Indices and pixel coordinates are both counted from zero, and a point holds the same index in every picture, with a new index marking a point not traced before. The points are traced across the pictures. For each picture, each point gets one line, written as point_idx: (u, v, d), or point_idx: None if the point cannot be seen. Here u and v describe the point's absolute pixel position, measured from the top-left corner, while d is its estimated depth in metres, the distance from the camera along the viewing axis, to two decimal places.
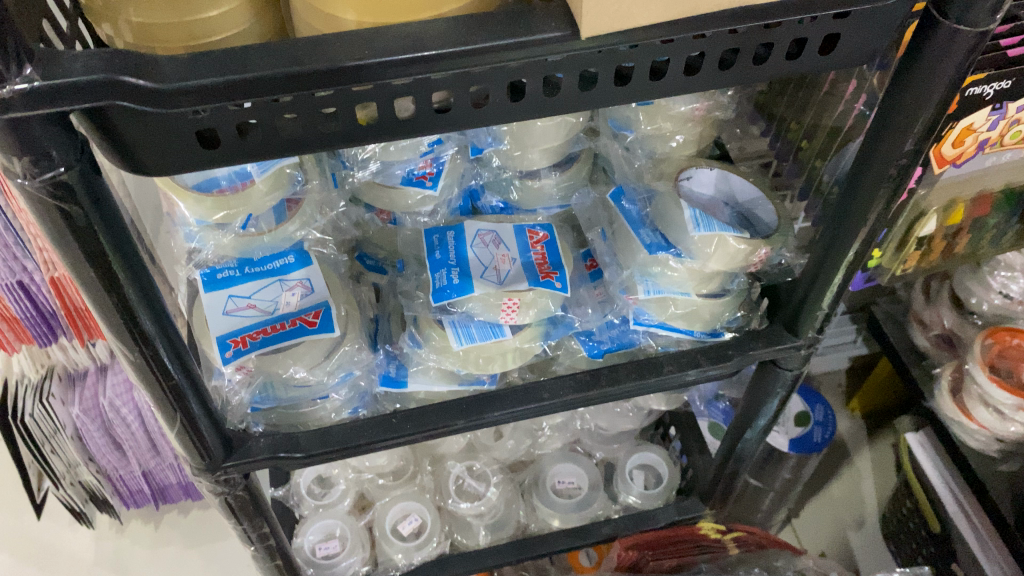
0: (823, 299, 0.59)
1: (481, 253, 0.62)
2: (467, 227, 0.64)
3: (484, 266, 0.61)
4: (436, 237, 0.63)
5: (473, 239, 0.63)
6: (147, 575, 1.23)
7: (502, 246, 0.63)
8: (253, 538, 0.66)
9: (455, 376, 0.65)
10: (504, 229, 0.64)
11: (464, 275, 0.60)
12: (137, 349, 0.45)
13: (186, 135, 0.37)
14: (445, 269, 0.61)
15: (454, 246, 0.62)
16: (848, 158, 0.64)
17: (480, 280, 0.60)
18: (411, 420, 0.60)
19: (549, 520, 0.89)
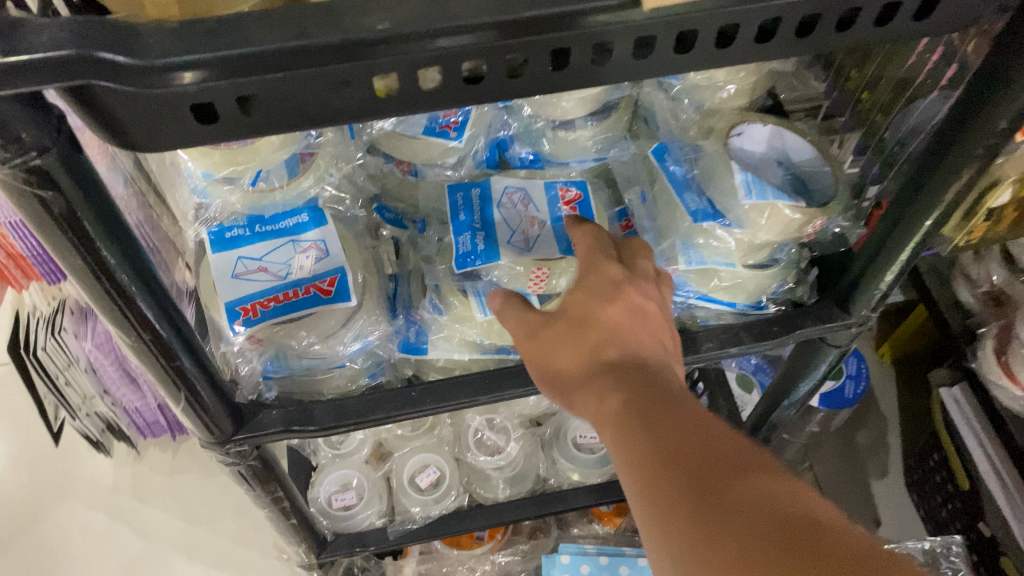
0: (886, 275, 0.53)
1: (509, 214, 0.58)
2: (493, 183, 0.59)
3: (511, 229, 0.57)
4: (459, 196, 0.59)
5: (501, 198, 0.58)
6: (166, 501, 1.24)
7: (531, 208, 0.58)
8: (267, 501, 0.64)
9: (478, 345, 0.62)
10: (533, 186, 0.59)
11: (489, 241, 0.57)
12: (136, 334, 0.41)
13: (180, 113, 0.32)
14: (468, 232, 0.57)
15: (479, 206, 0.58)
16: (917, 115, 0.60)
17: (505, 247, 0.56)
18: (433, 394, 0.56)
19: (568, 474, 0.86)
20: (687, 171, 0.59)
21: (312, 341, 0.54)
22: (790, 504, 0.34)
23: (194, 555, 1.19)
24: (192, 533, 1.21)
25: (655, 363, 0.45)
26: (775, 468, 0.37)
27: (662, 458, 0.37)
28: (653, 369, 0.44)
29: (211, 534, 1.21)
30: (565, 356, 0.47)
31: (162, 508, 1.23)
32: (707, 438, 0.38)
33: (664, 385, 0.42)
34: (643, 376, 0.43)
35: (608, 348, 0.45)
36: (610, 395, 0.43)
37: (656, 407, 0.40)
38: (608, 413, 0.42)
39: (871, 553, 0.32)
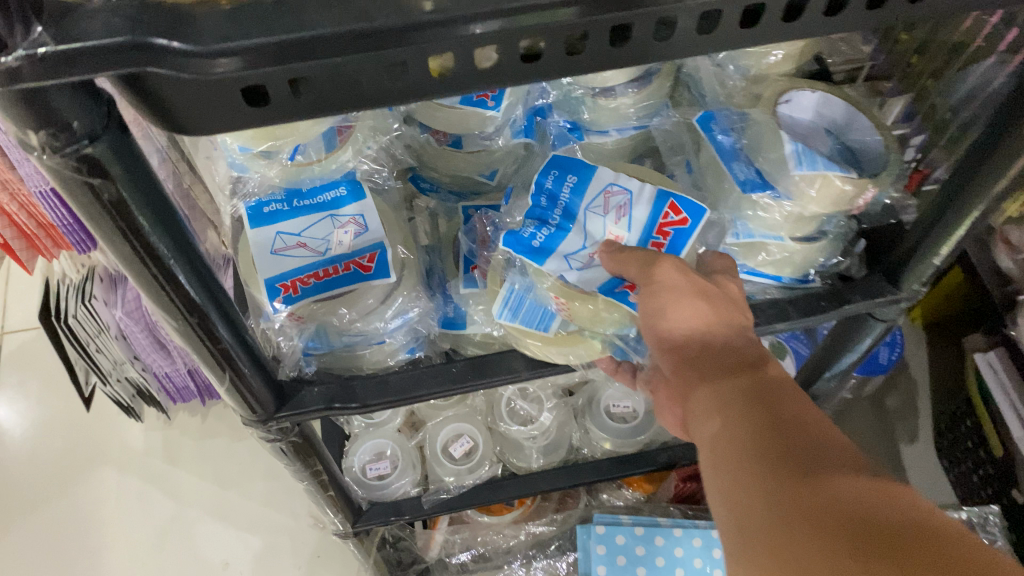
0: (938, 253, 0.53)
1: (593, 221, 0.53)
2: (596, 176, 0.54)
3: (581, 242, 0.53)
4: (548, 178, 0.54)
5: (597, 198, 0.53)
6: (197, 464, 1.25)
7: (620, 224, 0.52)
8: (305, 474, 0.64)
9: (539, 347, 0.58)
10: (641, 189, 0.53)
11: (547, 241, 0.53)
12: (182, 318, 0.41)
13: (231, 95, 0.31)
14: (537, 221, 0.53)
15: (566, 198, 0.53)
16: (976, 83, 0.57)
17: (553, 260, 0.52)
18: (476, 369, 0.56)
19: (602, 443, 0.87)
20: (735, 141, 0.57)
21: (353, 318, 0.54)
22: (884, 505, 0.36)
23: (225, 519, 1.20)
24: (223, 496, 1.22)
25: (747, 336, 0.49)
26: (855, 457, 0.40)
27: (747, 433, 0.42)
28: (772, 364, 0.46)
29: (242, 498, 1.22)
30: (667, 294, 0.47)
31: (194, 472, 1.24)
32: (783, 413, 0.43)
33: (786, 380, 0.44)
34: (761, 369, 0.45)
35: (730, 322, 0.48)
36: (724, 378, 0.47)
37: (774, 401, 0.43)
38: (718, 397, 0.45)
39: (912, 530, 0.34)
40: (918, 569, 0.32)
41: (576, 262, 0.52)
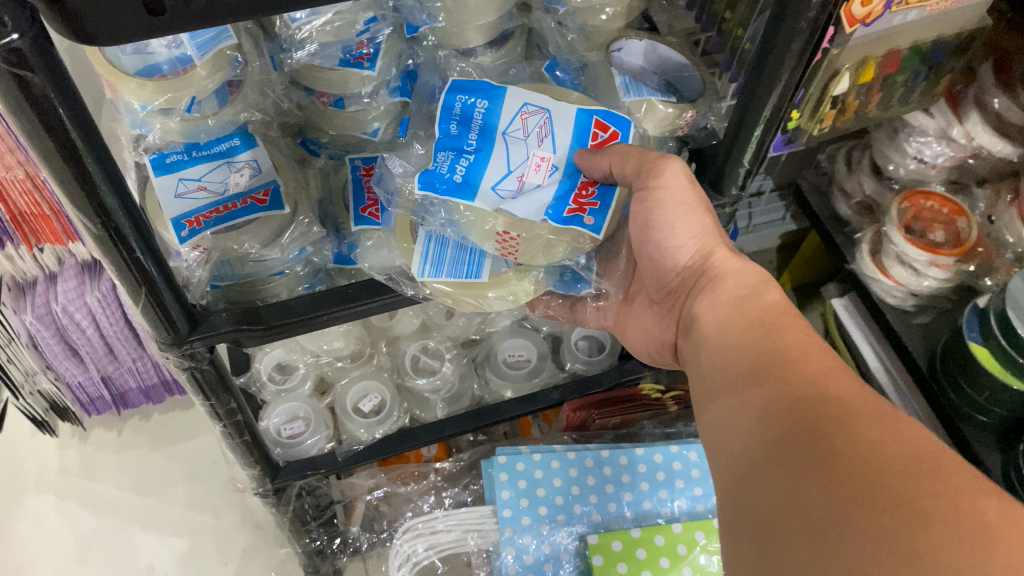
0: (745, 154, 0.64)
1: (514, 145, 0.59)
2: (508, 97, 0.60)
3: (507, 166, 0.59)
4: (457, 102, 0.60)
5: (514, 122, 0.60)
6: (116, 475, 1.27)
7: (543, 145, 0.60)
8: (221, 414, 0.69)
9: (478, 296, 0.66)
10: (558, 109, 0.61)
11: (469, 174, 0.58)
12: (99, 222, 0.47)
13: (132, 4, 0.38)
14: (454, 150, 0.59)
15: (481, 121, 0.60)
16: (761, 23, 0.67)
17: (482, 194, 0.58)
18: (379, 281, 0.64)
19: (501, 390, 0.94)
20: (574, 78, 0.69)
21: (252, 245, 0.62)
22: (850, 388, 0.51)
23: (149, 524, 1.22)
24: (144, 503, 1.24)
25: (770, 301, 0.61)
26: (842, 381, 0.51)
27: (768, 359, 0.55)
28: (770, 290, 0.62)
29: (164, 504, 1.24)
30: (666, 189, 0.61)
31: (112, 483, 1.26)
32: (797, 354, 0.54)
33: (784, 307, 0.60)
34: (775, 327, 0.58)
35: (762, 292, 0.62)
36: (749, 323, 0.59)
37: (775, 323, 0.58)
38: (734, 326, 0.60)
39: (869, 432, 0.46)
40: (863, 459, 0.45)
41: (508, 187, 0.58)
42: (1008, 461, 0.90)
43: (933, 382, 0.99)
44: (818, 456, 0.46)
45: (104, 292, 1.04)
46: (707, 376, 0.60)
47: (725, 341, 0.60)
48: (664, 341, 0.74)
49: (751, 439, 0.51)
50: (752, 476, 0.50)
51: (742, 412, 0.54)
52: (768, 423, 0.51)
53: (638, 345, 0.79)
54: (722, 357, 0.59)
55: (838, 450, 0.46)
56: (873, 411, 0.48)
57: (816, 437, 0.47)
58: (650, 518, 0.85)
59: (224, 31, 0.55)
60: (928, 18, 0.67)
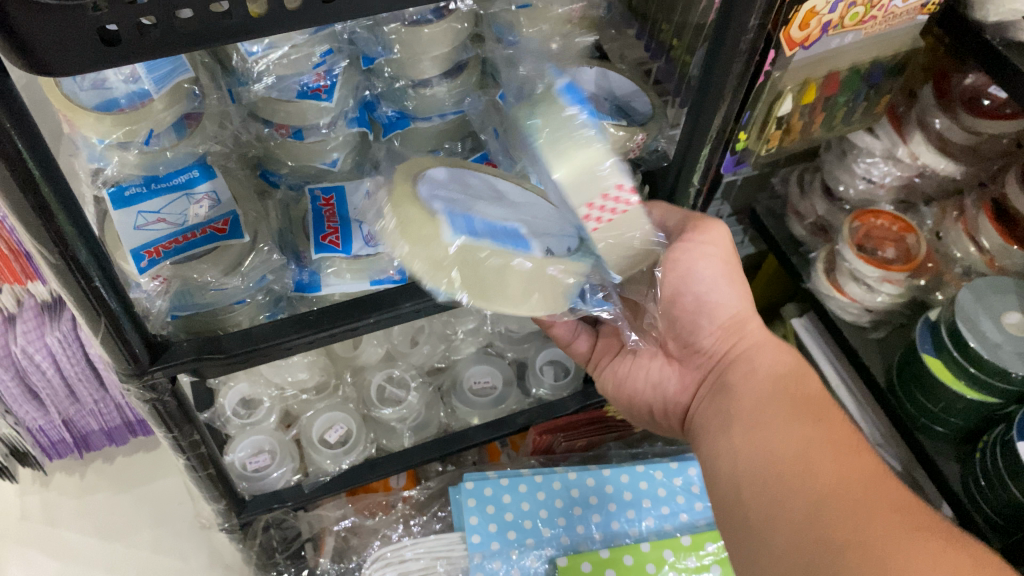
0: (694, 174, 0.69)
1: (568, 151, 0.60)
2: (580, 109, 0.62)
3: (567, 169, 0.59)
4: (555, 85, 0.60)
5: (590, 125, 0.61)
6: (79, 520, 1.24)
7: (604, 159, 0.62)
8: (184, 446, 0.69)
9: (512, 282, 0.58)
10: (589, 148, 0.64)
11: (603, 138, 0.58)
12: (57, 251, 0.47)
13: (88, 32, 0.38)
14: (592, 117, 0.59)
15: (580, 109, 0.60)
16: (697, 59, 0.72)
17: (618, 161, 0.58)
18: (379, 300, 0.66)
19: (468, 418, 0.95)
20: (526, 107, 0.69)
21: (212, 275, 0.63)
22: (901, 492, 0.53)
23: (113, 570, 1.19)
24: (109, 549, 1.21)
25: (815, 391, 0.63)
26: (894, 484, 0.54)
27: (817, 445, 0.58)
28: (808, 378, 0.65)
29: (129, 548, 1.21)
30: (712, 242, 0.69)
31: (76, 529, 1.23)
32: (847, 447, 0.57)
33: (824, 397, 0.63)
34: (821, 415, 0.60)
35: (805, 379, 0.65)
36: (795, 407, 0.62)
37: (820, 414, 0.61)
38: (774, 408, 0.62)
39: (925, 541, 0.49)
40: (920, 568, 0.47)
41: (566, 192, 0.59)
42: (967, 470, 0.92)
43: (891, 396, 1.01)
44: (873, 556, 0.48)
45: (64, 332, 1.03)
46: (744, 451, 0.61)
47: (764, 416, 0.62)
48: (675, 403, 0.75)
49: (799, 525, 0.53)
50: (802, 567, 0.51)
51: (789, 497, 0.55)
52: (818, 512, 0.53)
53: (639, 401, 0.79)
54: (760, 432, 0.61)
55: (908, 561, 0.48)
56: (927, 521, 0.51)
57: (869, 536, 0.50)
58: (619, 538, 0.86)
59: (181, 64, 0.57)
60: (865, 41, 0.71)
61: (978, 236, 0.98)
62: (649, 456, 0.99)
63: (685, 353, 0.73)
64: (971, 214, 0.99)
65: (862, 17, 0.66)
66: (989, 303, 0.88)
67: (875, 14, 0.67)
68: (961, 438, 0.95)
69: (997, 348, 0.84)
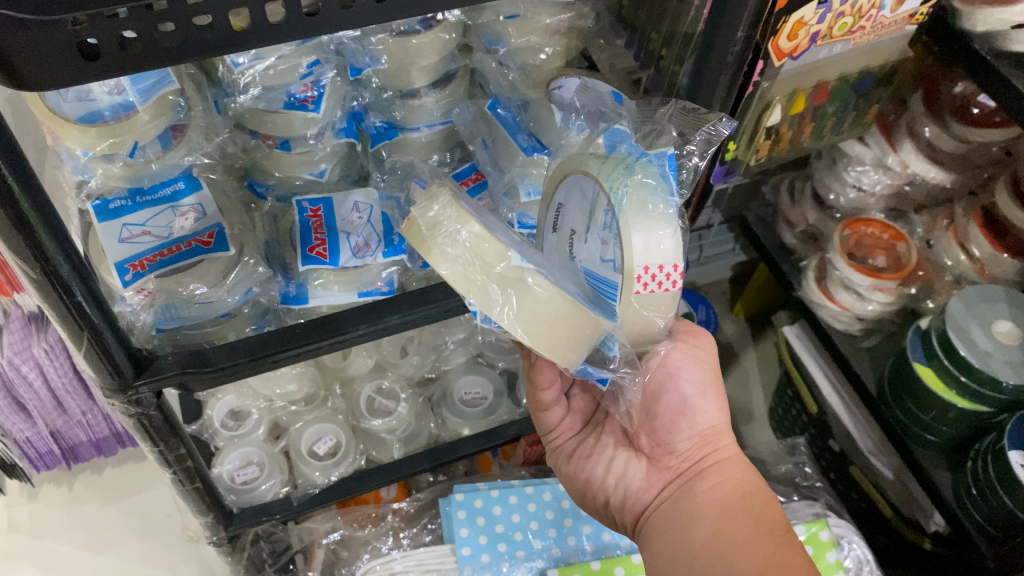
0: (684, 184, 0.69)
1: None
2: None
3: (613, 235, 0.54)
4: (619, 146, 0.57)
5: None
6: (66, 532, 1.23)
7: None
8: (170, 460, 0.68)
9: (549, 320, 0.52)
10: None
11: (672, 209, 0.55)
12: (37, 266, 0.47)
13: (68, 45, 0.38)
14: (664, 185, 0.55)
15: None
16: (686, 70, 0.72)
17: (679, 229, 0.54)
18: (357, 317, 0.65)
19: (459, 428, 0.95)
20: (516, 115, 0.72)
21: (198, 287, 0.64)
22: None
23: None
24: (97, 561, 1.20)
25: (780, 517, 0.62)
26: None
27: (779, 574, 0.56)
28: (773, 501, 0.64)
29: (117, 560, 1.20)
30: (701, 347, 0.70)
31: (63, 542, 1.22)
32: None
33: (786, 524, 0.62)
34: (785, 543, 0.59)
35: (772, 502, 0.64)
36: (759, 529, 0.61)
37: (782, 541, 0.60)
38: (737, 524, 0.61)
39: None
40: None
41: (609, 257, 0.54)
42: (958, 479, 0.92)
43: (882, 405, 1.00)
44: None
45: (51, 343, 1.02)
46: (701, 562, 0.60)
47: (726, 533, 0.61)
48: (635, 500, 0.71)
49: None
50: None
51: None
52: None
53: (596, 486, 0.75)
54: (720, 549, 0.60)
55: None
56: None
57: None
58: (610, 550, 0.85)
59: (166, 76, 0.56)
60: (853, 51, 0.71)
61: (968, 244, 0.98)
62: None
63: (654, 453, 0.71)
64: (961, 222, 0.99)
65: (851, 28, 0.66)
66: (979, 312, 0.88)
67: (864, 25, 0.67)
68: (953, 446, 0.95)
69: (987, 357, 0.84)
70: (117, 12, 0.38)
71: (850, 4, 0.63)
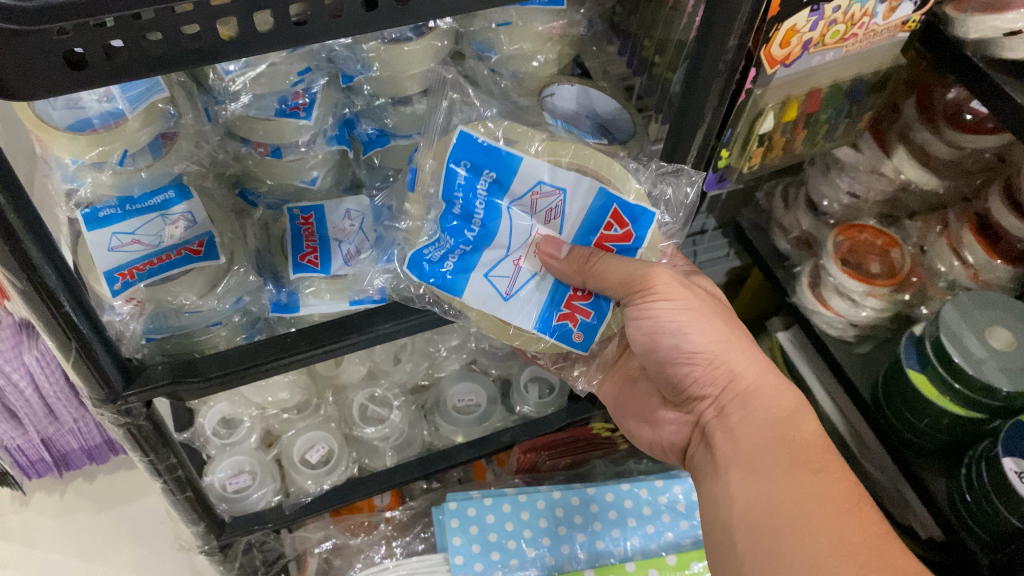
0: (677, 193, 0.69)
1: (517, 219, 0.64)
2: (524, 170, 0.62)
3: (503, 254, 0.65)
4: (466, 162, 0.63)
5: (524, 199, 0.64)
6: (56, 541, 1.22)
7: (552, 224, 0.65)
8: (161, 470, 0.68)
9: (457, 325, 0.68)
10: (573, 187, 0.63)
11: (457, 267, 0.64)
12: (24, 277, 0.46)
13: (53, 56, 0.37)
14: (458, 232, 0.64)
15: (485, 192, 0.63)
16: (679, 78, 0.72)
17: (473, 285, 0.64)
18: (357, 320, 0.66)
19: (452, 436, 0.95)
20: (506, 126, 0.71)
21: (187, 296, 0.63)
22: (908, 559, 0.54)
23: None
24: (88, 569, 1.19)
25: (812, 436, 0.62)
26: (903, 551, 0.55)
27: (821, 505, 0.57)
28: (806, 421, 0.63)
29: (108, 569, 1.20)
30: (668, 292, 0.63)
31: (55, 550, 1.21)
32: (850, 508, 0.57)
33: (822, 447, 0.61)
34: (820, 468, 0.59)
35: (802, 421, 0.63)
36: (793, 458, 0.60)
37: (819, 468, 0.59)
38: (773, 461, 0.60)
39: None
40: None
41: (493, 286, 0.65)
42: (952, 486, 0.92)
43: (876, 410, 1.00)
44: None
45: (43, 350, 1.02)
46: (741, 504, 0.60)
47: (760, 469, 0.61)
48: (677, 440, 0.73)
49: None
50: None
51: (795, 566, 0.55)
52: None
53: (638, 436, 0.79)
54: (757, 487, 0.60)
55: None
56: None
57: None
58: (604, 558, 0.85)
59: (156, 83, 0.55)
60: (846, 58, 0.71)
61: (961, 250, 0.98)
62: (634, 473, 0.98)
63: (679, 399, 0.70)
64: (954, 228, 0.99)
65: (843, 35, 0.66)
66: (973, 318, 0.88)
67: (856, 32, 0.67)
68: (947, 454, 0.95)
69: (981, 363, 0.84)
70: (103, 23, 0.37)
71: (843, 12, 0.63)
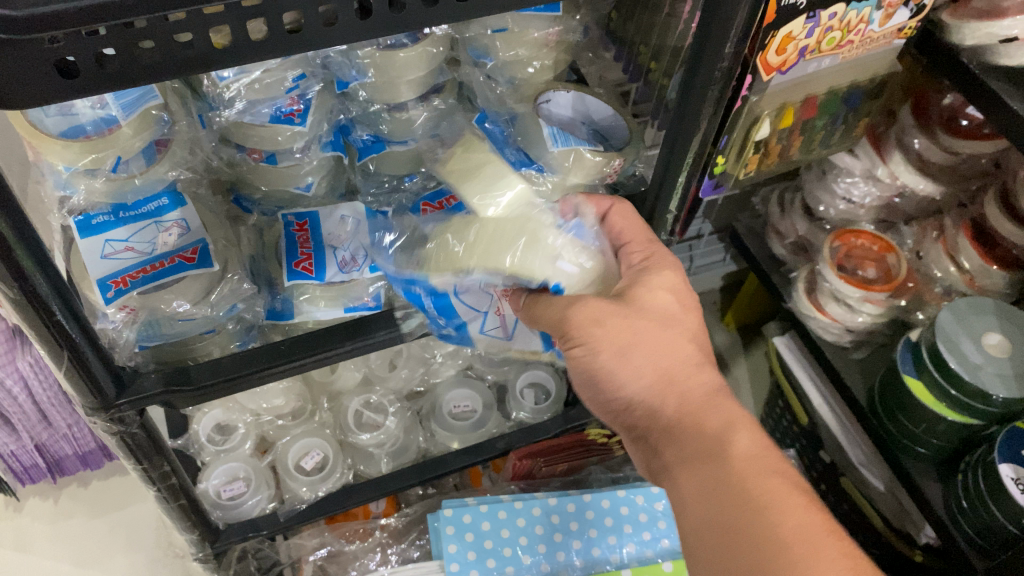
0: (670, 201, 0.70)
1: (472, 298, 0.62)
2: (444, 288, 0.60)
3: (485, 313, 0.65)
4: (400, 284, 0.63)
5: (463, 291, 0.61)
6: (50, 547, 1.22)
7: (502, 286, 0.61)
8: (154, 478, 0.67)
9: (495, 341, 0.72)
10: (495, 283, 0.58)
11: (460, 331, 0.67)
12: (16, 286, 0.46)
13: (43, 64, 0.37)
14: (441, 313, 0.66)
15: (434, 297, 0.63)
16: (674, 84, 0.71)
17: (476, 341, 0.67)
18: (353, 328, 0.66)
19: (448, 442, 0.95)
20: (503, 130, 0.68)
21: (181, 304, 0.63)
22: None
23: None
24: None
25: (749, 460, 0.54)
26: None
27: (764, 553, 0.50)
28: (739, 440, 0.56)
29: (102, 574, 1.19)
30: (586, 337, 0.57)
31: (49, 556, 1.20)
32: (799, 548, 0.50)
33: (765, 467, 0.54)
34: (761, 504, 0.52)
35: (742, 441, 0.56)
36: (730, 498, 0.53)
37: (765, 503, 0.52)
38: (718, 507, 0.54)
39: None
40: None
41: None
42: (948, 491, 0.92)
43: (872, 416, 1.00)
44: None
45: (36, 356, 1.02)
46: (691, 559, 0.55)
47: (700, 515, 0.55)
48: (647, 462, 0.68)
49: None
50: None
51: None
52: None
53: None
54: (700, 538, 0.54)
55: None
56: None
57: None
58: (600, 565, 0.85)
59: (150, 90, 0.55)
60: (842, 65, 0.70)
61: (957, 255, 0.98)
62: (630, 480, 0.98)
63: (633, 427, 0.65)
64: (950, 233, 0.99)
65: (839, 42, 0.66)
66: (969, 324, 0.88)
67: (852, 39, 0.67)
68: (943, 459, 0.95)
69: (978, 369, 0.84)
70: (95, 31, 0.37)
71: (839, 19, 0.63)
